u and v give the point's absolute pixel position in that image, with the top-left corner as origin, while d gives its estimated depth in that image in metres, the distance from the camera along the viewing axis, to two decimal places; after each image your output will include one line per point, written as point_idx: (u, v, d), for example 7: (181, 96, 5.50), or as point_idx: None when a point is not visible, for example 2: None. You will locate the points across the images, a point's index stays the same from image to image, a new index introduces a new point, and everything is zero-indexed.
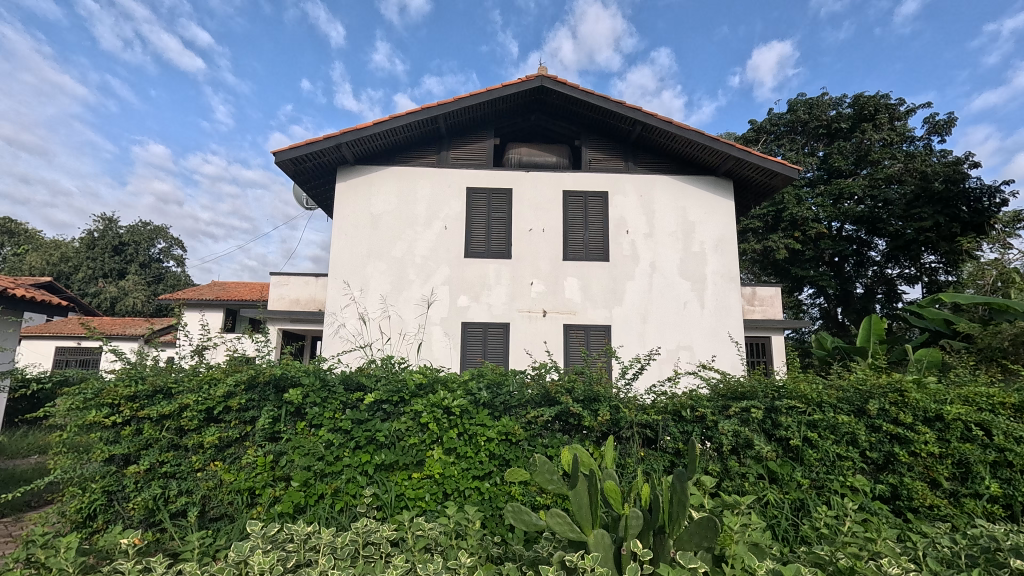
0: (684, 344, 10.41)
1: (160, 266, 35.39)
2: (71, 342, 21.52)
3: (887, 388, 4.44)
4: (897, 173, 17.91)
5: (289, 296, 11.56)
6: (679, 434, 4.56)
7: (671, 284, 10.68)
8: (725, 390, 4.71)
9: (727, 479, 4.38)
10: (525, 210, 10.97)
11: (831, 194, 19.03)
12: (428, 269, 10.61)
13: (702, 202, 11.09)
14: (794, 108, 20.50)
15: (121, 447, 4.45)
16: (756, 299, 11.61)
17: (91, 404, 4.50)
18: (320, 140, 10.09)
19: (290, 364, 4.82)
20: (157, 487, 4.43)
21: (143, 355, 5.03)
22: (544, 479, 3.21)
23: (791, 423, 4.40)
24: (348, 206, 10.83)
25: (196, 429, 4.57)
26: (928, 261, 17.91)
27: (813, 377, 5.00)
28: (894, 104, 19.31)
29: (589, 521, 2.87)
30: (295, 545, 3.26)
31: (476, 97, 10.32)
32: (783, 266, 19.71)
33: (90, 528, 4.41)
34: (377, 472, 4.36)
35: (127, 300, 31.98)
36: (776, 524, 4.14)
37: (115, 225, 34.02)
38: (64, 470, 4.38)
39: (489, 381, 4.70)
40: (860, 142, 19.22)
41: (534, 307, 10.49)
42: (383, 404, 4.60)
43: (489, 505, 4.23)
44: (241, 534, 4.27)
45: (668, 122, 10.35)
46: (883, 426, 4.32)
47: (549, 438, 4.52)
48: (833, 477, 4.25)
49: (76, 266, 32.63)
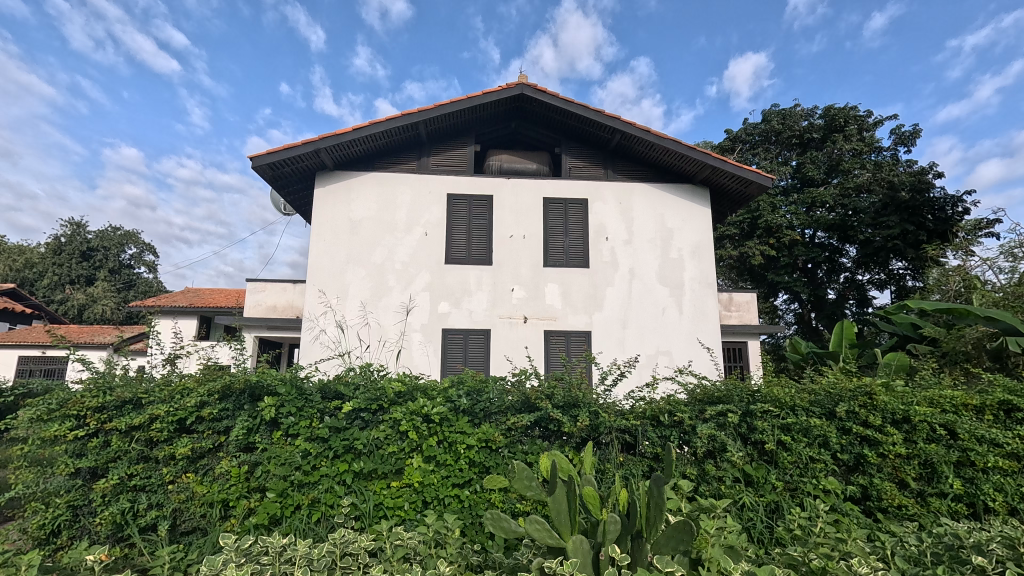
0: (663, 349, 10.55)
1: (131, 272, 34.42)
2: (36, 351, 20.73)
3: (856, 391, 4.57)
4: (866, 183, 18.48)
5: (265, 303, 11.37)
6: (657, 439, 4.61)
7: (650, 289, 10.82)
8: (702, 395, 4.78)
9: (704, 482, 4.45)
10: (506, 216, 11.02)
11: (804, 203, 19.54)
12: (409, 275, 10.55)
13: (680, 209, 11.29)
14: (768, 118, 21.03)
15: (88, 461, 4.31)
16: (732, 305, 11.84)
17: (55, 416, 4.38)
18: (298, 145, 9.98)
19: (266, 373, 4.73)
20: (125, 501, 4.28)
21: (112, 365, 4.89)
22: (522, 485, 3.21)
23: (766, 426, 4.48)
24: (327, 211, 10.73)
25: (167, 440, 4.47)
26: (896, 267, 18.66)
27: (787, 381, 5.11)
28: (863, 115, 19.97)
29: (568, 527, 2.87)
30: (270, 558, 3.20)
31: (457, 104, 10.35)
32: (759, 272, 20.17)
33: (54, 545, 4.25)
34: (355, 481, 4.30)
35: (96, 307, 31.15)
36: (752, 527, 4.22)
37: (83, 230, 32.94)
38: (26, 485, 4.21)
39: (469, 388, 4.68)
40: (831, 152, 19.80)
41: (515, 312, 10.51)
42: (361, 412, 4.53)
43: (468, 513, 4.20)
44: (214, 547, 4.15)
45: (646, 131, 10.53)
46: (853, 429, 4.42)
47: (529, 444, 4.53)
48: (806, 480, 4.35)
49: (42, 273, 31.59)
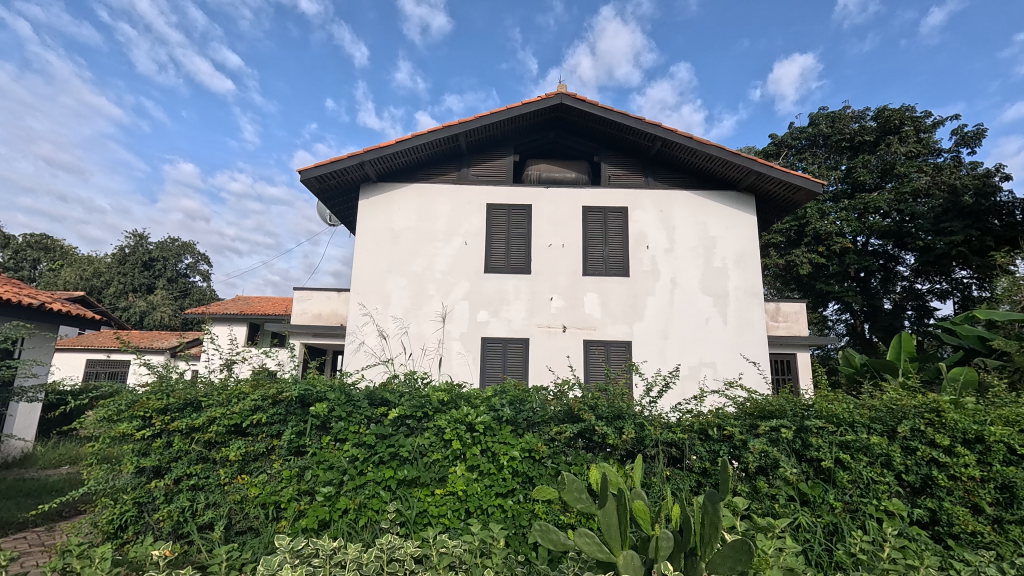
0: (707, 361, 10.26)
1: (186, 281, 36.49)
2: (101, 355, 22.19)
3: (922, 408, 4.28)
4: (925, 187, 17.56)
5: (311, 310, 11.75)
6: (706, 453, 4.47)
7: (692, 299, 10.57)
8: (752, 409, 4.61)
9: (757, 501, 4.30)
10: (545, 226, 11.02)
11: (856, 208, 18.63)
12: (448, 284, 10.69)
13: (723, 217, 11.01)
14: (816, 122, 20.30)
15: (152, 460, 4.55)
16: (780, 315, 11.41)
17: (123, 416, 4.65)
18: (344, 159, 10.32)
19: (316, 380, 4.88)
20: (185, 500, 4.52)
21: (173, 369, 5.15)
22: (572, 497, 3.06)
23: (822, 443, 4.27)
24: (370, 221, 11.02)
25: (223, 442, 4.66)
26: (960, 276, 17.80)
27: (844, 396, 4.85)
28: (919, 116, 18.98)
29: (618, 542, 2.75)
30: (321, 560, 3.29)
31: (497, 115, 10.47)
32: (807, 281, 19.32)
33: (121, 538, 4.52)
34: (399, 488, 4.35)
35: (155, 314, 32.93)
36: (809, 549, 4.03)
37: (144, 241, 35.10)
38: (97, 481, 4.52)
39: (512, 398, 4.71)
40: (885, 156, 18.86)
41: (553, 322, 10.46)
42: (406, 419, 4.61)
43: (512, 523, 4.20)
44: (267, 547, 4.29)
45: (688, 138, 10.34)
46: (920, 449, 4.15)
47: (573, 456, 4.49)
48: (867, 501, 4.12)
49: (108, 281, 33.68)
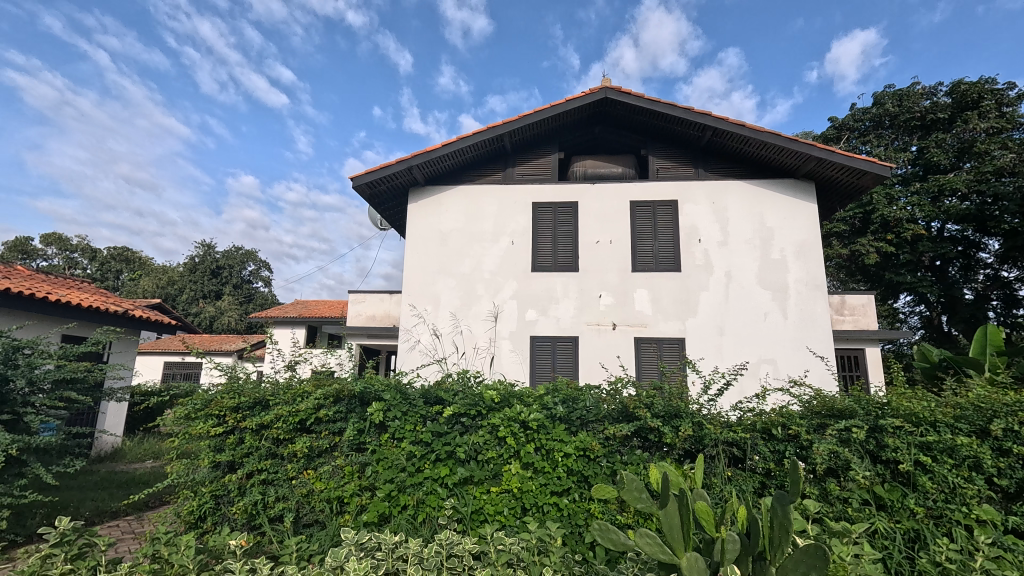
0: (766, 357, 9.83)
1: (250, 287, 38.66)
2: (177, 358, 23.85)
3: (1015, 406, 3.92)
4: (1010, 164, 15.93)
5: (365, 312, 12.13)
6: (770, 454, 4.27)
7: (749, 293, 10.16)
8: (820, 407, 4.36)
9: (827, 505, 4.07)
10: (593, 222, 10.89)
11: (929, 192, 17.29)
12: (497, 284, 10.78)
13: (781, 207, 10.51)
14: (881, 102, 19.00)
15: (226, 455, 4.84)
16: (846, 308, 10.75)
17: (199, 414, 4.97)
18: (393, 164, 10.60)
19: (373, 380, 5.04)
20: (257, 493, 4.77)
21: (242, 370, 5.45)
22: (631, 496, 2.99)
23: (900, 444, 3.99)
24: (419, 224, 11.27)
25: (290, 438, 4.90)
26: None
27: (923, 393, 4.51)
28: (1002, 88, 17.37)
29: (682, 544, 2.69)
30: (385, 554, 3.40)
31: (541, 114, 10.44)
32: (874, 272, 18.13)
33: (201, 528, 4.85)
34: (456, 485, 4.43)
35: (223, 319, 35.08)
36: (888, 557, 3.77)
37: (212, 250, 37.45)
38: (179, 474, 4.85)
39: (564, 396, 4.69)
40: (962, 134, 17.39)
41: (603, 319, 10.33)
42: (461, 417, 4.68)
43: (568, 522, 4.19)
44: (333, 540, 4.47)
45: (740, 125, 9.93)
46: (1014, 450, 3.80)
47: (628, 455, 4.42)
48: (954, 507, 3.80)
49: (181, 289, 36.18)
